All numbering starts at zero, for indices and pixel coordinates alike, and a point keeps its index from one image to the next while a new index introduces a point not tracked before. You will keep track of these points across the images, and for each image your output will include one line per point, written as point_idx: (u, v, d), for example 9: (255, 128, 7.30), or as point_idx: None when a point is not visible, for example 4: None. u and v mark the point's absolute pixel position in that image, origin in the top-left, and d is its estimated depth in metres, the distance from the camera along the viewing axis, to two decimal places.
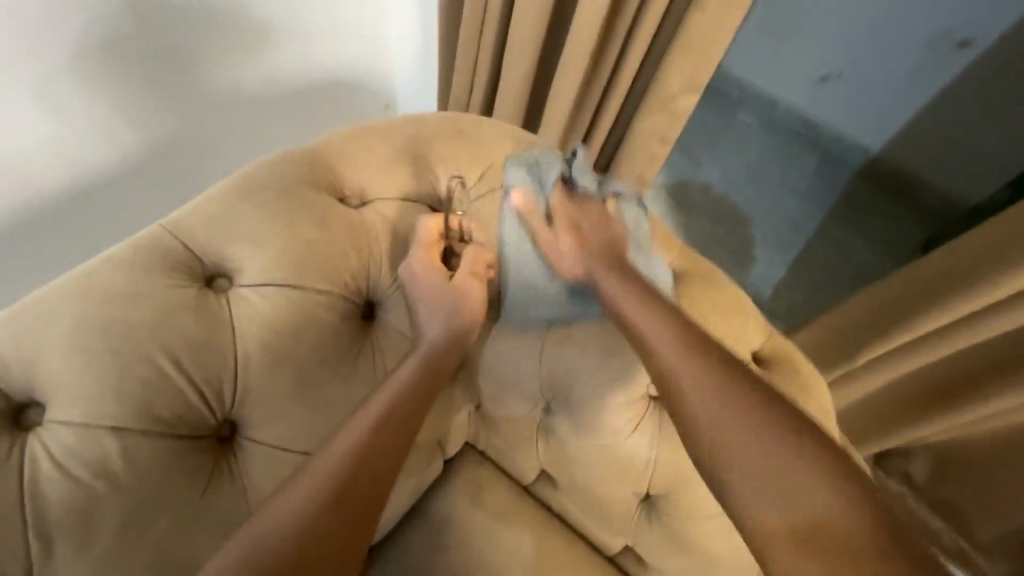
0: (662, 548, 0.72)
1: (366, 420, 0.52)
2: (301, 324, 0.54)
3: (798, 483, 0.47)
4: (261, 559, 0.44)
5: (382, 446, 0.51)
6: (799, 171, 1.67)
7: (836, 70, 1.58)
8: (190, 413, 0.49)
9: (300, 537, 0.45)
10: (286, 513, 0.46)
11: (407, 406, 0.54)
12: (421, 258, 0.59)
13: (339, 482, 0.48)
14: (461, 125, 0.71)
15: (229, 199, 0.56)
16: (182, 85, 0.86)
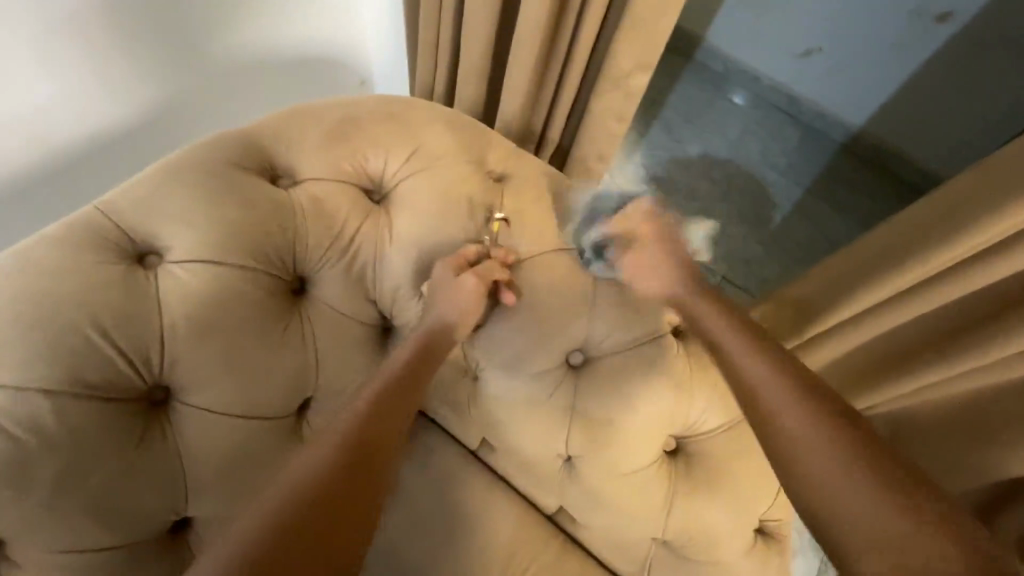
0: (587, 507, 0.78)
1: (343, 429, 0.56)
2: (224, 299, 0.58)
3: (808, 429, 0.53)
4: (288, 501, 0.49)
5: (382, 417, 0.58)
6: (774, 146, 1.68)
7: (817, 46, 1.54)
8: (119, 377, 0.53)
9: (279, 541, 0.46)
10: (264, 517, 0.47)
11: (405, 382, 0.63)
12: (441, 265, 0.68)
13: (319, 485, 0.50)
14: (393, 108, 0.74)
15: (160, 181, 0.60)
16: (171, 51, 0.91)
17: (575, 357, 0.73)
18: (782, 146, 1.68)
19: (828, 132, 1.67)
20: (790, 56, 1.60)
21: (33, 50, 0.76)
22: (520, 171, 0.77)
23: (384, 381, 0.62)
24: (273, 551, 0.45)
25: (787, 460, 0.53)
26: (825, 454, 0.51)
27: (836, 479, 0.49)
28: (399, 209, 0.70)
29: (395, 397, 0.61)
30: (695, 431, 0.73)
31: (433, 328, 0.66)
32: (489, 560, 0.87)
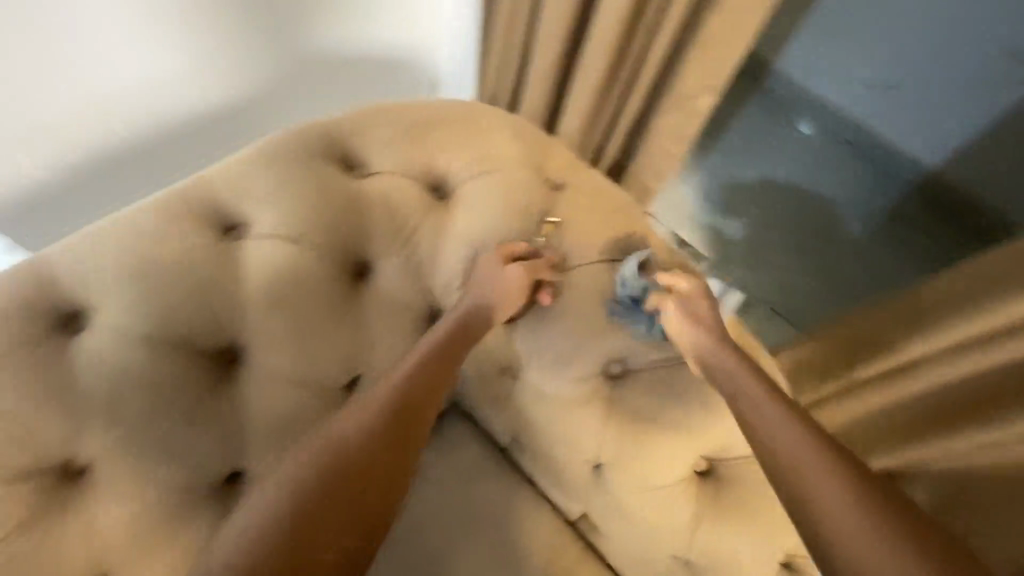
0: (608, 515, 0.79)
1: (386, 400, 0.60)
2: (297, 275, 0.64)
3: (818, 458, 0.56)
4: (331, 469, 0.54)
5: (418, 393, 0.62)
6: (843, 179, 1.63)
7: (898, 79, 1.47)
8: (201, 334, 0.60)
9: (306, 527, 0.51)
10: (293, 500, 0.52)
11: (442, 358, 0.65)
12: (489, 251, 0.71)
13: (346, 474, 0.55)
14: (464, 113, 0.78)
15: (253, 163, 0.67)
16: (252, 34, 0.95)
17: (615, 368, 0.74)
18: (848, 181, 1.63)
19: (903, 171, 1.59)
20: (867, 90, 1.54)
21: (139, 33, 0.83)
22: (576, 181, 0.79)
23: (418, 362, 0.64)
24: (300, 534, 0.51)
25: (791, 475, 0.56)
26: (832, 484, 0.54)
27: (839, 508, 0.52)
28: (459, 208, 0.73)
29: (427, 379, 0.63)
30: (729, 455, 0.73)
31: (471, 312, 0.68)
32: (508, 557, 0.89)
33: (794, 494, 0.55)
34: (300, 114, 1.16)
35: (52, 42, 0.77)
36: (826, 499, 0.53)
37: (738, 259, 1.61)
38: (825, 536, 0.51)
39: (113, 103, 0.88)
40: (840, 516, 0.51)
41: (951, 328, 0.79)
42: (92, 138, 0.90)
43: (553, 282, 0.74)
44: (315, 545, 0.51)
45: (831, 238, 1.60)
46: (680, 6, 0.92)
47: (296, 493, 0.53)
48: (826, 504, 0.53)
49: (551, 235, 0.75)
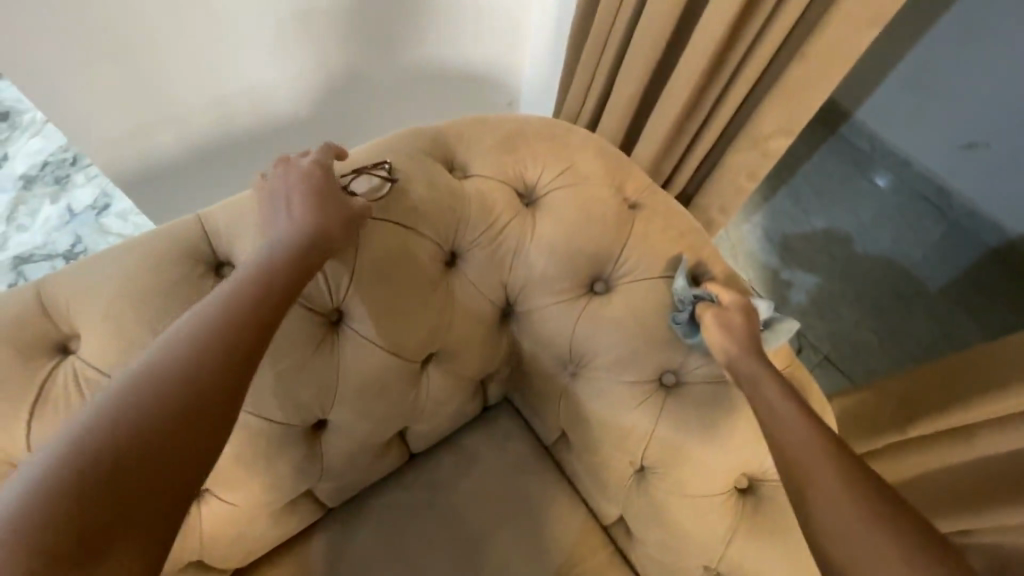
0: (645, 517, 0.83)
1: (194, 322, 0.51)
2: (402, 256, 0.73)
3: (825, 468, 0.59)
4: (137, 399, 0.45)
5: (240, 308, 0.52)
6: (916, 235, 1.61)
7: (984, 140, 1.48)
8: (318, 295, 0.69)
9: (166, 378, 0.47)
10: (85, 445, 0.42)
11: (271, 274, 0.56)
12: (299, 175, 0.66)
13: (208, 326, 0.50)
14: (555, 131, 0.87)
15: (372, 156, 0.77)
16: (381, 47, 1.10)
17: (667, 377, 0.79)
18: (920, 238, 1.60)
19: (983, 235, 1.58)
20: (951, 148, 1.54)
21: (281, 39, 0.96)
22: (650, 201, 0.86)
23: (294, 226, 0.61)
24: (158, 381, 0.46)
25: (801, 488, 0.59)
26: (839, 492, 0.57)
27: (845, 518, 0.55)
28: (542, 212, 0.81)
29: (309, 242, 0.61)
30: (772, 476, 0.76)
31: (304, 231, 0.61)
32: (541, 549, 0.93)
33: (801, 482, 0.59)
34: (398, 120, 1.30)
35: (214, 45, 0.90)
36: (829, 495, 0.57)
37: (797, 303, 1.58)
38: (825, 525, 0.56)
39: (234, 103, 1.01)
40: (839, 507, 0.56)
41: (994, 400, 0.86)
42: (220, 125, 1.04)
43: (603, 278, 0.82)
44: (177, 392, 0.46)
45: (899, 292, 1.57)
46: (765, 53, 0.99)
47: (88, 432, 0.43)
48: (833, 514, 0.56)
49: (624, 249, 0.81)
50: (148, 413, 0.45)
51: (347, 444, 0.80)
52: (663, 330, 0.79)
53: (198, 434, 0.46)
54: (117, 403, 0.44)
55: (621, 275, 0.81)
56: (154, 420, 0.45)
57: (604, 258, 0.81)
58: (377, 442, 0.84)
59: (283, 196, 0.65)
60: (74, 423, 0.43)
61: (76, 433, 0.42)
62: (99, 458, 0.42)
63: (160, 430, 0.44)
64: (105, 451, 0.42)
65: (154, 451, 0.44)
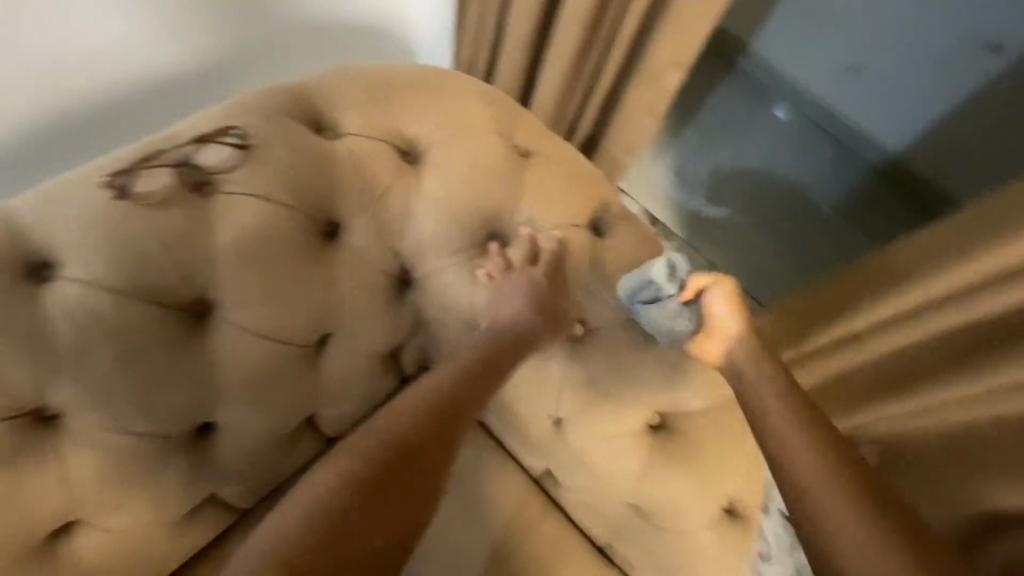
0: (568, 465, 0.83)
1: (392, 426, 0.63)
2: (269, 232, 0.65)
3: (795, 432, 0.61)
4: (332, 497, 0.57)
5: (425, 418, 0.65)
6: (811, 160, 1.68)
7: (865, 62, 1.56)
8: (170, 289, 0.61)
9: (343, 538, 0.56)
10: (298, 524, 0.55)
11: (456, 386, 0.68)
12: (518, 268, 0.74)
13: (401, 433, 0.63)
14: (431, 80, 0.80)
15: (219, 121, 0.67)
16: None
17: (576, 328, 0.77)
18: (815, 165, 1.68)
19: (867, 154, 1.67)
20: (837, 72, 1.61)
21: None
22: (543, 151, 0.82)
23: (448, 378, 0.69)
24: (344, 490, 0.58)
25: (781, 452, 0.60)
26: (814, 452, 0.59)
27: (827, 474, 0.57)
28: (427, 170, 0.76)
29: (498, 350, 0.72)
30: (680, 409, 0.78)
31: (501, 331, 0.73)
32: (478, 515, 0.93)
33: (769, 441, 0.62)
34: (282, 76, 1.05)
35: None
36: (806, 455, 0.59)
37: (704, 237, 1.65)
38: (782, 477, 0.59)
39: (66, 76, 0.77)
40: (798, 460, 0.59)
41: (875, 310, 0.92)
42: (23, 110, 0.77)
43: (500, 235, 0.78)
44: (359, 494, 0.58)
45: (799, 217, 1.66)
46: None
47: (303, 513, 0.56)
48: (812, 474, 0.57)
49: (516, 200, 0.78)
50: (323, 548, 0.54)
51: (242, 448, 0.72)
52: (569, 282, 0.77)
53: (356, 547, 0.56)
54: (325, 493, 0.57)
55: (523, 229, 0.77)
56: (339, 518, 0.56)
57: (501, 215, 0.78)
58: (279, 438, 0.75)
59: (502, 294, 0.75)
60: (301, 500, 0.57)
61: (297, 511, 0.56)
62: (307, 539, 0.54)
63: (344, 526, 0.56)
64: (309, 538, 0.54)
65: (335, 544, 0.55)
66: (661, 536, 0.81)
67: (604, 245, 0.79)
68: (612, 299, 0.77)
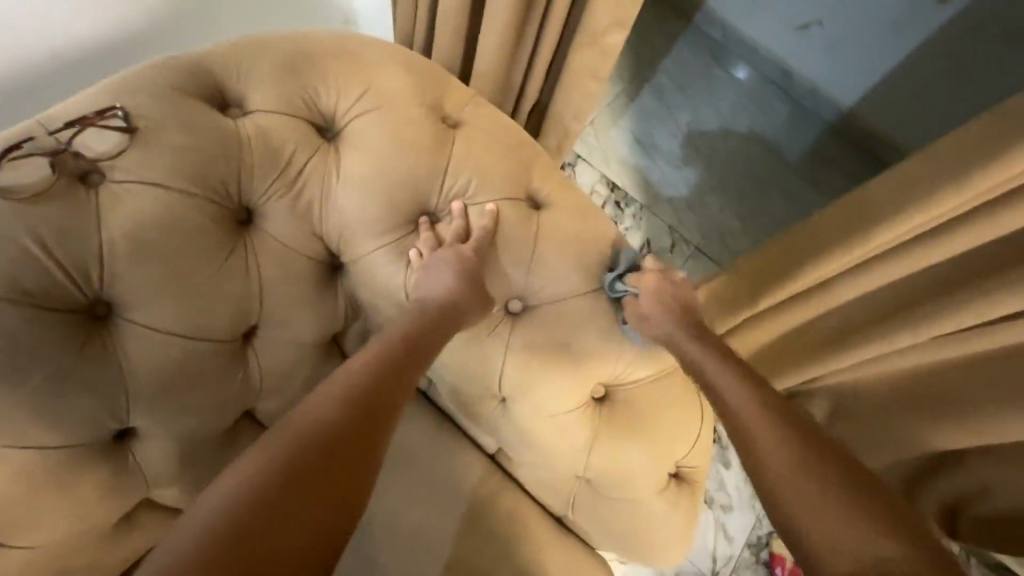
0: (518, 443, 0.82)
1: (316, 411, 0.55)
2: (167, 222, 0.60)
3: (767, 426, 0.61)
4: (244, 499, 0.48)
5: (354, 400, 0.57)
6: (764, 120, 1.68)
7: (816, 19, 1.51)
8: (58, 289, 0.56)
9: (251, 558, 0.45)
10: (203, 535, 0.46)
11: (389, 365, 0.62)
12: (447, 247, 0.71)
13: (325, 417, 0.55)
14: (348, 47, 0.75)
15: (107, 103, 0.62)
16: None
17: (515, 304, 0.76)
18: (769, 124, 1.68)
19: (821, 112, 1.67)
20: (789, 29, 1.58)
21: None
22: (474, 120, 0.78)
23: (371, 363, 0.61)
24: (260, 488, 0.49)
25: (753, 448, 0.60)
26: (787, 447, 0.59)
27: (800, 464, 0.56)
28: (346, 147, 0.71)
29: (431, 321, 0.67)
30: (624, 380, 0.77)
31: (432, 304, 0.68)
32: (435, 497, 0.91)
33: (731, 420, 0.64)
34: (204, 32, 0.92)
35: None
36: (778, 447, 0.59)
37: (660, 201, 1.64)
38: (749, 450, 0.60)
39: None
40: (763, 435, 0.60)
41: (817, 270, 0.92)
42: None
43: (430, 212, 0.74)
44: (278, 491, 0.49)
45: (755, 177, 1.65)
46: None
47: (206, 522, 0.46)
48: (788, 466, 0.57)
49: (446, 175, 0.74)
50: (230, 560, 0.45)
51: (167, 453, 0.67)
52: (505, 258, 0.74)
53: (275, 554, 0.46)
54: (237, 496, 0.48)
55: (454, 203, 0.73)
56: (253, 523, 0.47)
57: (433, 191, 0.73)
58: (217, 438, 0.71)
59: (432, 266, 0.70)
60: (205, 510, 0.48)
61: (202, 520, 0.47)
62: (211, 552, 0.45)
63: (258, 531, 0.47)
64: (214, 550, 0.45)
65: (247, 553, 0.46)
66: (614, 506, 0.82)
67: (542, 217, 0.76)
68: (550, 273, 0.75)
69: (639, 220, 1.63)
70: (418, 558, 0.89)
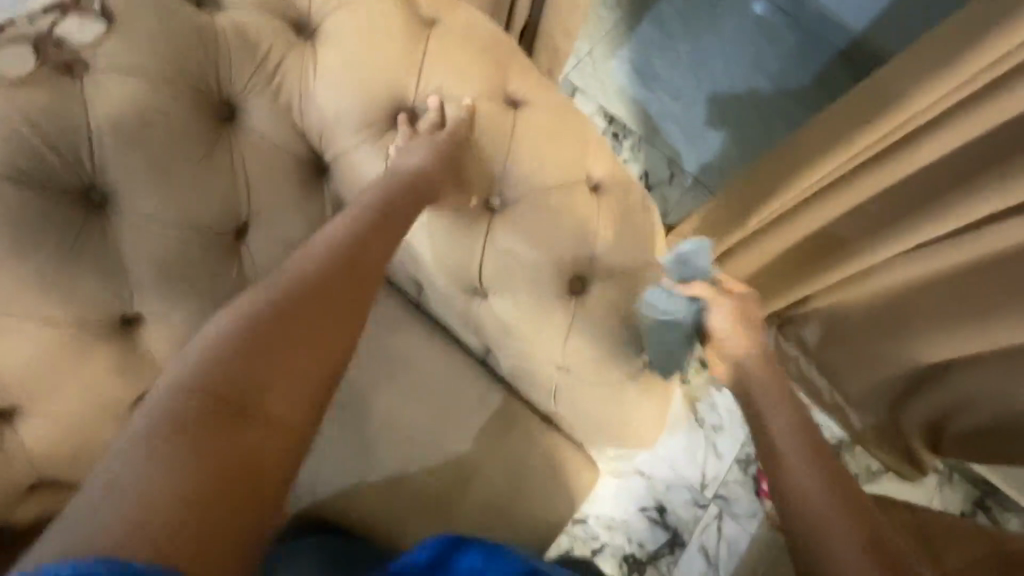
0: (501, 338, 0.85)
1: (302, 263, 0.58)
2: (151, 110, 0.63)
3: (806, 465, 0.60)
4: (239, 332, 0.51)
5: (340, 254, 0.60)
6: (769, 43, 1.64)
7: None
8: (54, 171, 0.60)
9: (244, 390, 0.48)
10: (205, 361, 0.49)
11: (375, 228, 0.64)
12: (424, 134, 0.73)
13: (311, 267, 0.57)
14: None
15: None
16: None
17: (492, 201, 0.78)
18: (778, 52, 1.64)
19: (830, 37, 1.63)
20: None
21: None
22: (452, 19, 0.78)
23: (353, 226, 0.63)
24: (254, 323, 0.51)
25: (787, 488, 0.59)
26: (818, 487, 0.58)
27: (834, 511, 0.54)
28: (324, 42, 0.73)
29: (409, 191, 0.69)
30: (604, 271, 0.82)
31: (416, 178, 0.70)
32: (431, 400, 0.97)
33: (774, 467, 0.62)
34: None
35: None
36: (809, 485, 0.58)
37: (656, 127, 1.61)
38: (785, 486, 0.59)
39: None
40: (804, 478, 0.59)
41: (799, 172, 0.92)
42: None
43: (408, 108, 0.76)
44: (272, 325, 0.52)
45: (761, 105, 1.62)
46: None
47: (206, 353, 0.49)
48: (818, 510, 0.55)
49: (419, 71, 0.75)
50: (234, 381, 0.48)
51: (171, 340, 0.72)
52: (482, 154, 0.77)
53: (275, 376, 0.50)
54: (231, 330, 0.51)
55: (429, 96, 0.75)
56: (251, 351, 0.50)
57: (411, 89, 0.75)
58: None
59: (409, 147, 0.72)
60: (202, 343, 0.50)
61: (201, 350, 0.49)
62: (214, 375, 0.48)
63: (257, 358, 0.50)
64: (217, 373, 0.48)
65: (250, 376, 0.49)
66: (593, 395, 0.87)
67: (520, 115, 0.79)
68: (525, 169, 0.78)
69: (638, 152, 1.60)
70: (414, 452, 0.95)
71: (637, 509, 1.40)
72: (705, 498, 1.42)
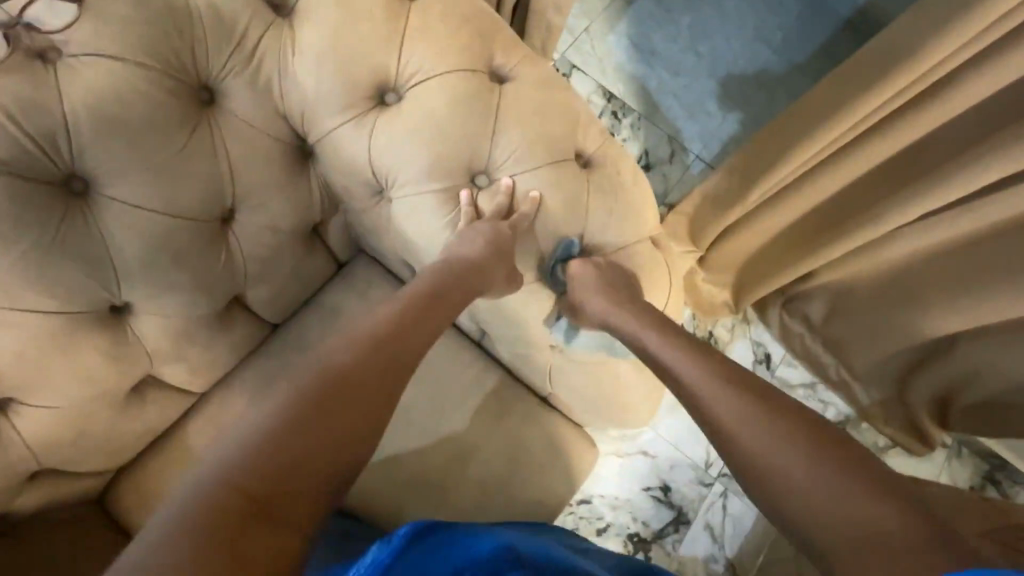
0: (494, 318, 0.84)
1: (338, 351, 0.57)
2: (127, 95, 0.62)
3: (754, 423, 0.57)
4: (278, 420, 0.49)
5: (375, 341, 0.59)
6: (770, 12, 1.59)
7: None
8: (32, 161, 0.59)
9: (281, 479, 0.46)
10: (241, 449, 0.46)
11: (407, 315, 0.65)
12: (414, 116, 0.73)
13: (348, 355, 0.57)
14: None
15: None
16: None
17: (481, 179, 0.78)
18: (779, 19, 1.59)
19: (834, 4, 1.58)
20: None
21: None
22: None
23: (389, 316, 0.64)
24: (292, 410, 0.50)
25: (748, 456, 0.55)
26: (774, 442, 0.54)
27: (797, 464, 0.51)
28: (301, 21, 0.71)
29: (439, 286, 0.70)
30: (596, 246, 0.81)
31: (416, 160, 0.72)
32: (427, 382, 0.97)
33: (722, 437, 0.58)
34: None
35: None
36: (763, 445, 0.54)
37: (655, 102, 1.58)
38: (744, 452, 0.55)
39: None
40: (755, 437, 0.55)
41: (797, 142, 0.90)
42: None
43: (392, 88, 0.75)
44: (310, 412, 0.51)
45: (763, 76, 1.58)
46: None
47: (242, 442, 0.47)
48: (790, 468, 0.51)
49: (401, 49, 0.73)
50: (268, 468, 0.46)
51: (162, 327, 0.73)
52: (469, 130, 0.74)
53: (311, 463, 0.48)
54: (268, 417, 0.49)
55: (411, 74, 0.74)
56: (288, 439, 0.48)
57: (393, 66, 0.73)
58: (207, 316, 0.76)
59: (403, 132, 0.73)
60: (238, 433, 0.48)
61: (237, 439, 0.47)
62: (249, 461, 0.46)
63: (295, 447, 0.48)
64: (253, 460, 0.46)
65: (286, 464, 0.47)
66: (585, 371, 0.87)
67: (506, 91, 0.77)
68: (512, 146, 0.76)
69: (637, 130, 1.57)
70: (411, 435, 0.95)
71: (641, 488, 1.40)
72: (711, 476, 1.41)
